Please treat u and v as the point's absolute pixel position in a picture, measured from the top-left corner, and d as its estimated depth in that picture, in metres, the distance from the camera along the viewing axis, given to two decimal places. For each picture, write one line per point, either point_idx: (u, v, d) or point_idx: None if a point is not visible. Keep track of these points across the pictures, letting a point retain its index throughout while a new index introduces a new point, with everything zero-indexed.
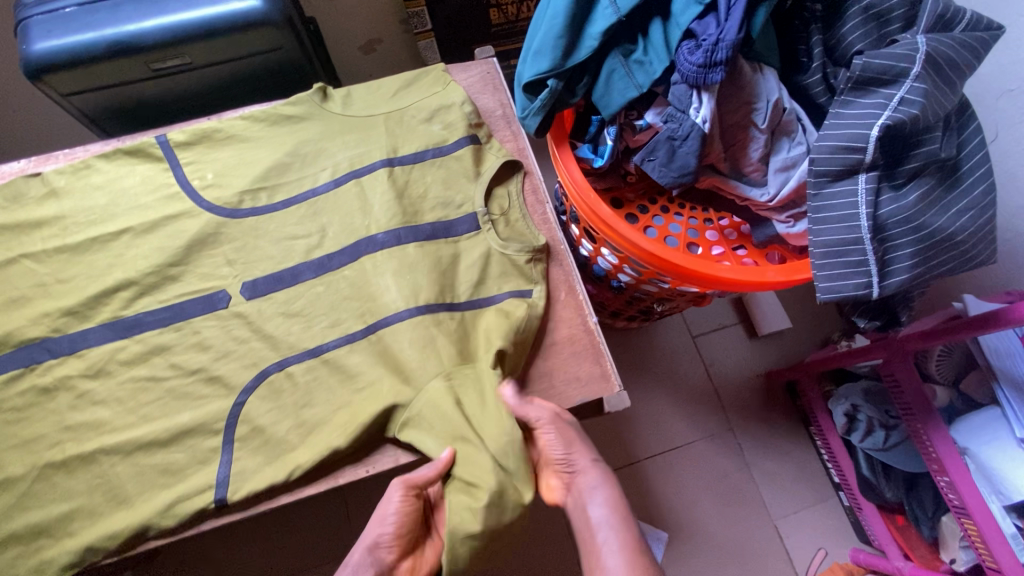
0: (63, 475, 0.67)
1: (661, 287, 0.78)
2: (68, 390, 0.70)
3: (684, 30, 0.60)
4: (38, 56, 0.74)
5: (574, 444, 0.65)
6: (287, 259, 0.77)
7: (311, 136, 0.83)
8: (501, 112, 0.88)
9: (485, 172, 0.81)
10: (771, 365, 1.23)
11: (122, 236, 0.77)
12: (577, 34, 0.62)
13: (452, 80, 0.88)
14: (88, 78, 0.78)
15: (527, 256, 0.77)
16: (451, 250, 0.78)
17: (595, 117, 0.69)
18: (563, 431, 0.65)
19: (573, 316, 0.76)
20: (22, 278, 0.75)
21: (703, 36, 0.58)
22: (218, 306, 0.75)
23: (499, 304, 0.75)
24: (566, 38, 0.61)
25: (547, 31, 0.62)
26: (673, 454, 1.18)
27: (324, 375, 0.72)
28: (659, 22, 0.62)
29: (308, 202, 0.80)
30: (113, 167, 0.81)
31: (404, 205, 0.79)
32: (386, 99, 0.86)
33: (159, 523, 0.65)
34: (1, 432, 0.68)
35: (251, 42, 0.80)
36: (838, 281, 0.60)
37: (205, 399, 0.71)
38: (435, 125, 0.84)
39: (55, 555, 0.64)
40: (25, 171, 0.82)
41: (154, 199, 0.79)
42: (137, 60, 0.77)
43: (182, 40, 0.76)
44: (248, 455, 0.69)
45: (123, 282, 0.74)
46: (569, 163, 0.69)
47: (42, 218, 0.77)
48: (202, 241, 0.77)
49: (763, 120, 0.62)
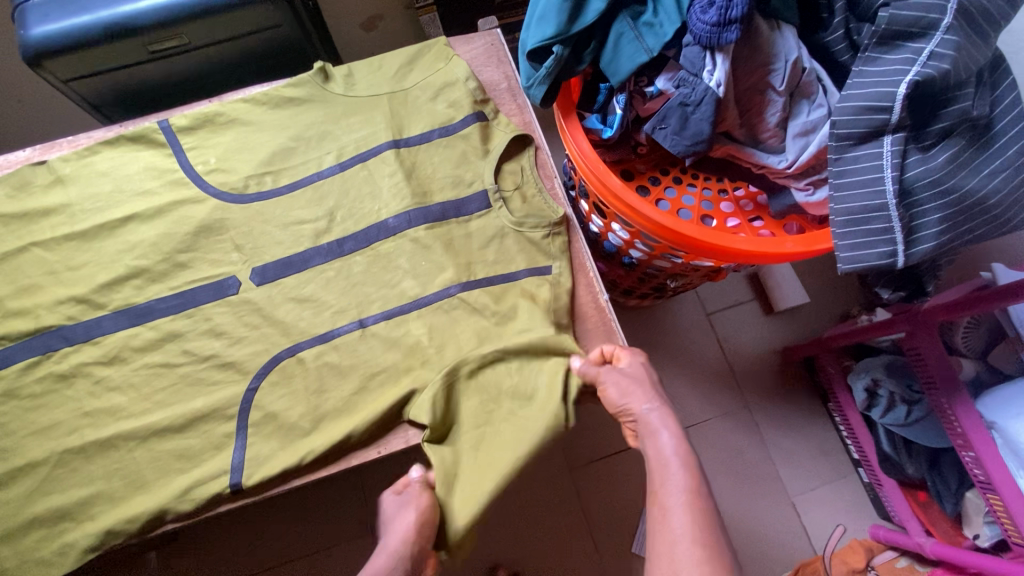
0: (82, 460, 0.68)
1: (675, 262, 0.76)
2: (83, 378, 0.71)
3: None
4: (35, 41, 0.73)
5: (637, 400, 0.62)
6: (295, 244, 0.77)
7: (315, 119, 0.82)
8: (506, 84, 0.85)
9: (493, 150, 0.79)
10: (788, 341, 1.21)
11: (129, 223, 0.77)
12: None
13: (455, 54, 0.84)
14: (88, 63, 0.77)
15: (544, 231, 0.76)
16: (463, 231, 0.77)
17: (603, 85, 0.67)
18: (621, 382, 0.63)
19: (585, 293, 0.75)
20: (33, 266, 0.75)
21: None
22: (228, 292, 0.74)
23: (521, 282, 0.74)
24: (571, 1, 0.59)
25: None
26: (688, 432, 1.16)
27: (335, 360, 0.72)
28: None
29: (313, 185, 0.79)
30: (119, 154, 0.80)
31: (413, 186, 0.79)
32: (390, 77, 0.84)
33: (176, 507, 0.66)
34: (21, 419, 0.69)
35: (250, 20, 0.79)
36: (861, 250, 0.57)
37: (218, 384, 0.71)
38: (440, 103, 0.81)
39: (77, 538, 0.65)
40: (31, 160, 0.81)
41: (159, 185, 0.79)
42: (135, 43, 0.76)
43: (179, 20, 0.75)
44: (262, 440, 0.69)
45: (133, 270, 0.74)
46: (577, 134, 0.66)
47: (51, 206, 0.77)
48: (209, 227, 0.77)
49: (781, 82, 0.59)
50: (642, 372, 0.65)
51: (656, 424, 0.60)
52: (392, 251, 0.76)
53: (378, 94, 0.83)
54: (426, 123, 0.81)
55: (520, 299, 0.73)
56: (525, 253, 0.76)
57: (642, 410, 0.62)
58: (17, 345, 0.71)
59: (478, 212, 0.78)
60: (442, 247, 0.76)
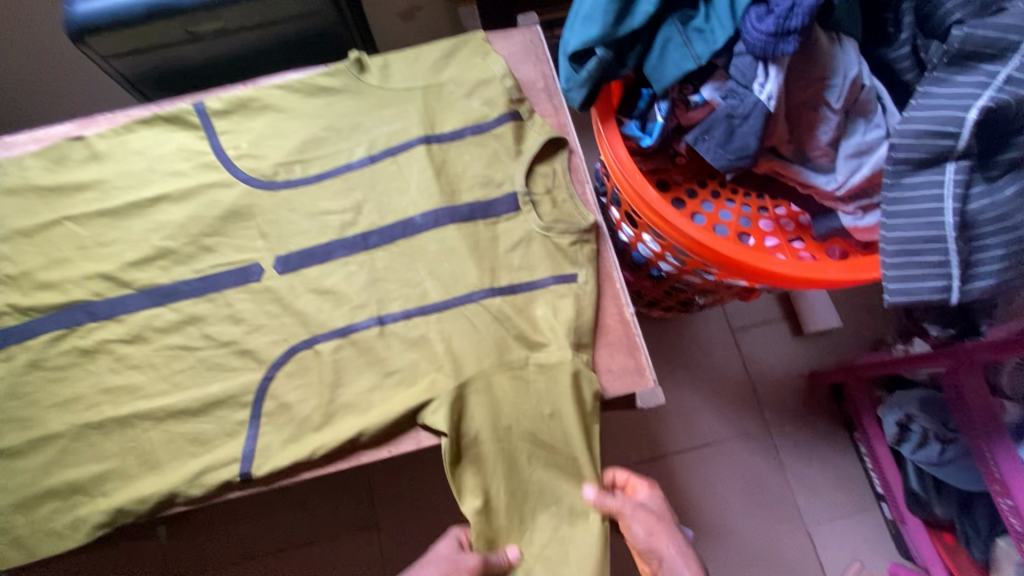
0: (99, 436, 0.69)
1: (706, 279, 0.73)
2: (105, 354, 0.71)
3: None
4: (80, 17, 0.73)
5: (661, 539, 0.64)
6: (320, 235, 0.76)
7: (347, 110, 0.81)
8: (543, 83, 0.82)
9: (527, 150, 0.78)
10: (816, 365, 1.16)
11: (159, 203, 0.77)
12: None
13: (493, 50, 0.83)
14: (128, 40, 0.77)
15: (572, 239, 0.73)
16: (490, 233, 0.76)
17: (645, 91, 0.64)
18: (644, 518, 0.65)
19: (609, 305, 0.72)
20: (66, 240, 0.76)
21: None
22: (251, 279, 0.74)
23: (544, 289, 0.72)
24: (618, 2, 0.56)
25: None
26: (704, 451, 1.13)
27: (352, 356, 0.71)
28: None
29: (342, 177, 0.79)
30: (154, 134, 0.80)
31: (441, 184, 0.77)
32: (426, 71, 0.83)
33: (186, 491, 0.66)
34: (44, 390, 0.70)
35: (290, 5, 0.78)
36: (911, 283, 0.53)
37: (235, 371, 0.71)
38: (475, 101, 0.80)
39: (89, 513, 0.66)
40: (69, 134, 0.82)
41: (190, 167, 0.79)
42: (176, 23, 0.76)
43: (220, 3, 0.74)
44: (275, 430, 0.69)
45: (160, 250, 0.75)
46: (614, 140, 0.64)
47: (85, 182, 0.78)
48: (237, 213, 0.77)
49: (837, 99, 0.56)
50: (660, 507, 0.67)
51: (678, 562, 0.63)
52: (417, 249, 0.75)
53: (413, 87, 0.82)
54: (459, 120, 0.80)
55: (545, 306, 0.72)
56: (552, 256, 0.74)
57: (667, 551, 0.64)
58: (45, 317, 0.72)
59: (507, 214, 0.76)
60: (467, 248, 0.74)
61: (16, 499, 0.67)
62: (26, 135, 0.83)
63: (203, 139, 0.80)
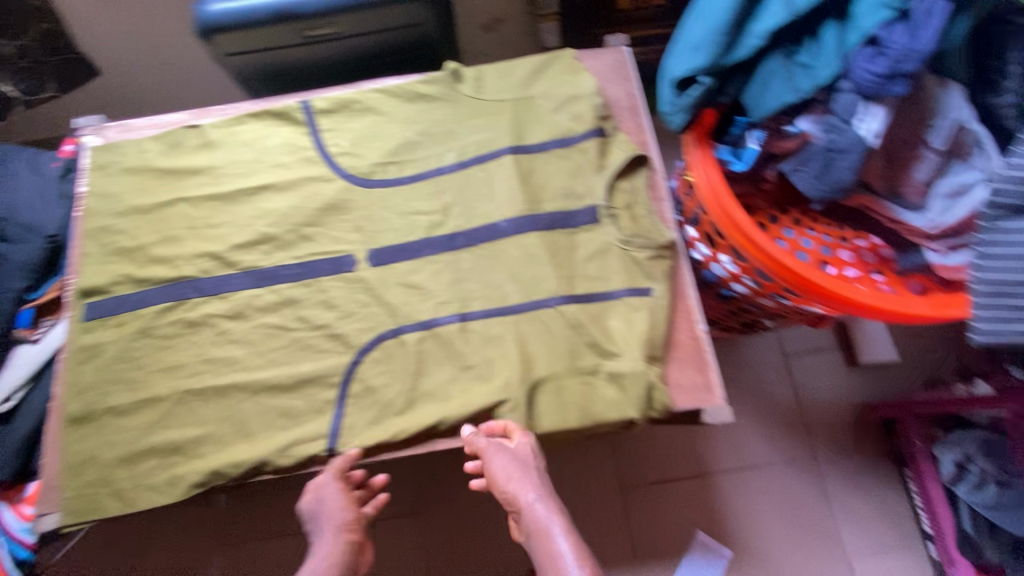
0: (198, 402, 0.74)
1: (778, 303, 0.75)
2: (208, 328, 0.77)
3: (866, 35, 0.55)
4: (211, 17, 0.80)
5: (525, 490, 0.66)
6: (411, 233, 0.81)
7: (442, 117, 0.86)
8: (629, 102, 0.86)
9: (610, 166, 0.81)
10: (868, 397, 1.16)
11: (264, 192, 0.83)
12: (740, 32, 0.60)
13: (583, 68, 0.87)
14: (249, 40, 0.83)
15: (650, 254, 0.75)
16: (569, 242, 0.79)
17: (740, 118, 0.66)
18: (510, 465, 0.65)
19: (682, 321, 0.74)
20: (178, 219, 0.82)
21: (888, 43, 0.54)
22: (344, 269, 0.79)
23: (619, 301, 0.74)
24: (728, 34, 0.59)
25: (709, 26, 0.59)
26: (748, 473, 1.13)
27: (433, 348, 0.75)
28: (835, 24, 0.58)
29: (432, 180, 0.83)
30: (262, 127, 0.87)
31: (526, 193, 0.81)
32: (518, 85, 0.87)
33: (276, 461, 0.71)
34: (152, 355, 0.76)
35: (398, 16, 0.83)
36: (999, 324, 0.55)
37: (326, 352, 0.76)
38: (563, 115, 0.84)
39: (187, 472, 0.71)
40: (184, 122, 0.89)
41: (295, 160, 0.85)
42: (295, 27, 0.82)
43: (338, 11, 0.80)
44: (359, 412, 0.73)
45: (264, 236, 0.80)
46: (708, 164, 0.66)
47: (198, 167, 0.85)
48: (334, 206, 0.82)
49: (938, 139, 0.61)
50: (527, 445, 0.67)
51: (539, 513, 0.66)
52: (499, 253, 0.79)
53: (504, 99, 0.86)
54: (547, 132, 0.83)
55: (620, 317, 0.74)
56: (628, 267, 0.76)
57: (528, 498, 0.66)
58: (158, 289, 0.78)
59: (587, 225, 0.79)
60: (548, 255, 0.77)
61: (122, 453, 0.73)
62: (146, 121, 0.90)
63: (307, 135, 0.86)
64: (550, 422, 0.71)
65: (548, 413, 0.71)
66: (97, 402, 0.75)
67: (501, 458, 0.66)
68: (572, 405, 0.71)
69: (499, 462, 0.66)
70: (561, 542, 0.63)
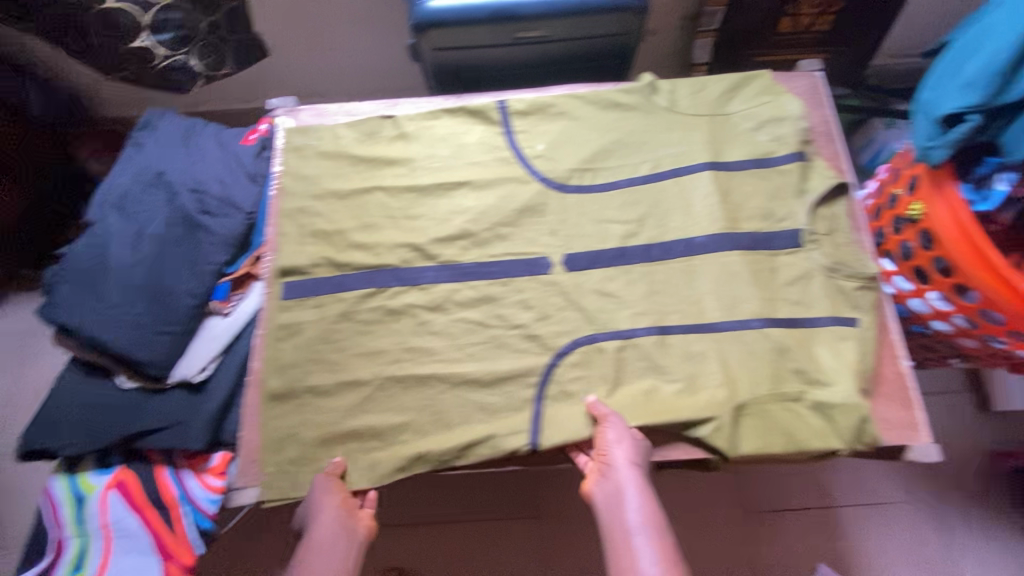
0: (398, 390, 0.75)
1: (984, 343, 0.75)
2: (407, 318, 0.78)
3: None
4: (431, 13, 0.81)
5: (619, 455, 0.67)
6: (605, 241, 0.81)
7: (637, 128, 0.86)
8: (824, 127, 0.86)
9: (812, 191, 0.80)
10: (998, 445, 1.15)
11: (461, 188, 0.84)
12: (1012, 74, 0.60)
13: (782, 91, 0.86)
14: (459, 38, 0.84)
15: (857, 284, 0.76)
16: (769, 264, 0.78)
17: (988, 161, 0.67)
18: (619, 432, 0.68)
19: (888, 355, 0.74)
20: (375, 207, 0.84)
21: None
22: (540, 271, 0.80)
23: (826, 329, 0.75)
24: (1004, 75, 0.59)
25: (984, 66, 0.60)
26: (872, 509, 1.12)
27: (632, 358, 0.76)
28: None
29: (627, 189, 0.84)
30: (457, 124, 0.88)
31: (726, 211, 0.81)
32: (713, 102, 0.87)
33: (478, 456, 0.71)
34: (353, 339, 0.77)
35: (607, 25, 0.84)
36: None
37: (523, 352, 0.77)
38: (762, 136, 0.84)
39: (387, 458, 0.72)
40: (377, 112, 0.90)
41: (490, 159, 0.86)
42: (507, 29, 0.83)
43: (554, 15, 0.81)
44: (559, 417, 0.73)
45: (463, 231, 0.81)
46: (951, 197, 0.68)
47: (395, 157, 0.86)
48: (530, 207, 0.83)
49: None
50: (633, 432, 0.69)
51: (625, 473, 0.66)
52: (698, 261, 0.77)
53: (699, 115, 0.86)
54: (745, 152, 0.83)
55: (825, 345, 0.74)
56: (834, 296, 0.76)
57: (619, 463, 0.66)
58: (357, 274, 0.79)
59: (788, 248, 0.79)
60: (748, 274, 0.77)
61: (321, 433, 0.74)
62: (338, 107, 0.91)
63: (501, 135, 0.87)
64: (756, 444, 0.70)
65: (755, 435, 0.71)
66: (298, 381, 0.76)
67: (612, 433, 0.68)
68: (779, 429, 0.71)
69: (612, 437, 0.68)
70: (630, 511, 0.64)
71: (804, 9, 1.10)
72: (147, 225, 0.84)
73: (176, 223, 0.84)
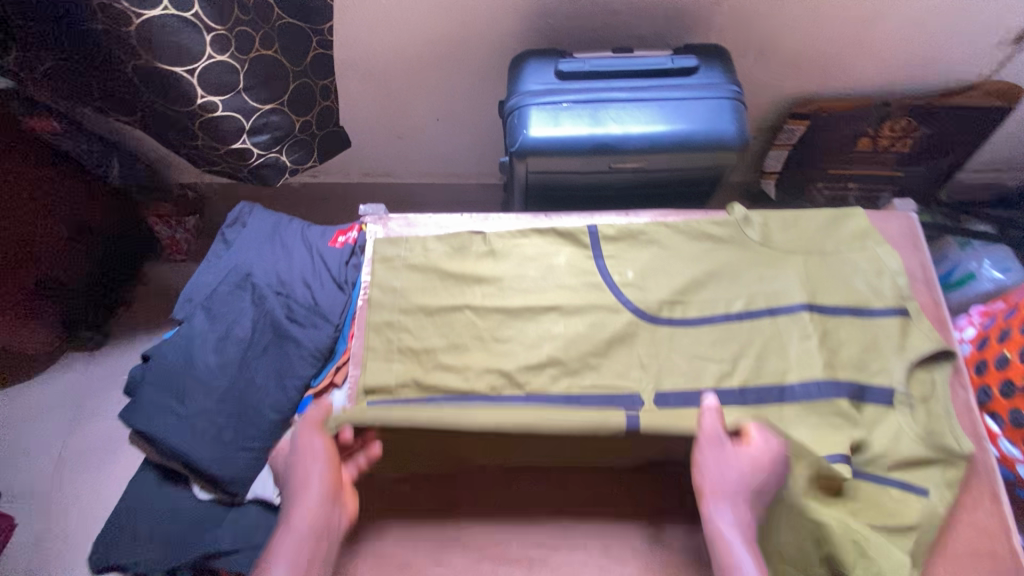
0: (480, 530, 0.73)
1: None
2: (494, 449, 0.76)
3: None
4: (534, 142, 0.82)
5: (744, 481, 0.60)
6: (697, 379, 0.79)
7: (729, 261, 0.85)
8: (921, 274, 0.85)
9: (913, 346, 0.78)
10: None
11: (550, 313, 0.83)
12: None
13: (879, 236, 0.86)
14: (557, 165, 0.85)
15: (952, 454, 0.72)
16: (868, 418, 0.76)
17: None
18: (756, 458, 0.61)
19: (996, 529, 0.70)
20: (463, 327, 0.83)
21: None
22: (630, 408, 0.78)
23: (924, 502, 0.70)
24: None
25: None
26: None
27: None
28: None
29: (719, 325, 0.82)
30: (547, 245, 0.88)
31: (823, 357, 0.79)
32: (808, 240, 0.87)
33: None
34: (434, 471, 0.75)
35: (706, 160, 0.84)
36: None
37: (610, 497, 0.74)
38: (859, 281, 0.83)
39: None
40: (467, 227, 0.91)
41: (579, 283, 0.85)
42: (607, 159, 0.83)
43: (656, 150, 0.82)
44: None
45: (551, 360, 0.80)
46: None
47: (484, 276, 0.86)
48: (621, 339, 0.81)
49: None
50: (768, 460, 0.61)
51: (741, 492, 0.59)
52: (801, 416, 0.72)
53: (793, 253, 0.85)
54: (841, 297, 0.82)
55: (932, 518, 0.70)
56: (945, 461, 0.72)
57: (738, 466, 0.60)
58: (445, 398, 0.77)
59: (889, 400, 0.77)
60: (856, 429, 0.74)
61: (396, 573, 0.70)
62: (427, 218, 0.93)
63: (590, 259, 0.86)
64: None
65: None
66: (378, 509, 0.74)
67: (749, 449, 0.61)
68: None
69: (717, 430, 0.62)
70: (727, 519, 0.58)
71: (886, 134, 1.10)
72: (235, 329, 0.84)
73: (265, 332, 0.84)
